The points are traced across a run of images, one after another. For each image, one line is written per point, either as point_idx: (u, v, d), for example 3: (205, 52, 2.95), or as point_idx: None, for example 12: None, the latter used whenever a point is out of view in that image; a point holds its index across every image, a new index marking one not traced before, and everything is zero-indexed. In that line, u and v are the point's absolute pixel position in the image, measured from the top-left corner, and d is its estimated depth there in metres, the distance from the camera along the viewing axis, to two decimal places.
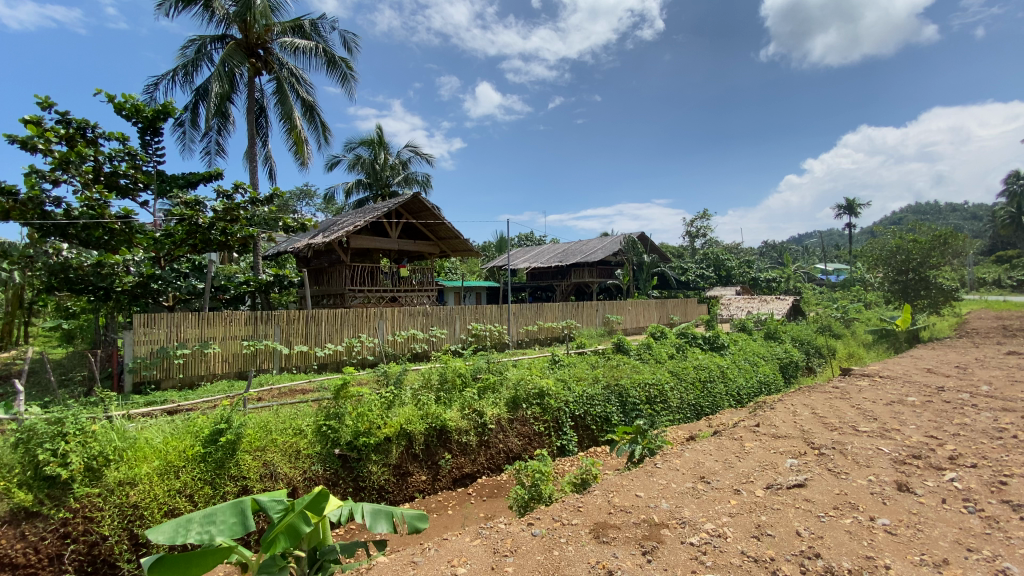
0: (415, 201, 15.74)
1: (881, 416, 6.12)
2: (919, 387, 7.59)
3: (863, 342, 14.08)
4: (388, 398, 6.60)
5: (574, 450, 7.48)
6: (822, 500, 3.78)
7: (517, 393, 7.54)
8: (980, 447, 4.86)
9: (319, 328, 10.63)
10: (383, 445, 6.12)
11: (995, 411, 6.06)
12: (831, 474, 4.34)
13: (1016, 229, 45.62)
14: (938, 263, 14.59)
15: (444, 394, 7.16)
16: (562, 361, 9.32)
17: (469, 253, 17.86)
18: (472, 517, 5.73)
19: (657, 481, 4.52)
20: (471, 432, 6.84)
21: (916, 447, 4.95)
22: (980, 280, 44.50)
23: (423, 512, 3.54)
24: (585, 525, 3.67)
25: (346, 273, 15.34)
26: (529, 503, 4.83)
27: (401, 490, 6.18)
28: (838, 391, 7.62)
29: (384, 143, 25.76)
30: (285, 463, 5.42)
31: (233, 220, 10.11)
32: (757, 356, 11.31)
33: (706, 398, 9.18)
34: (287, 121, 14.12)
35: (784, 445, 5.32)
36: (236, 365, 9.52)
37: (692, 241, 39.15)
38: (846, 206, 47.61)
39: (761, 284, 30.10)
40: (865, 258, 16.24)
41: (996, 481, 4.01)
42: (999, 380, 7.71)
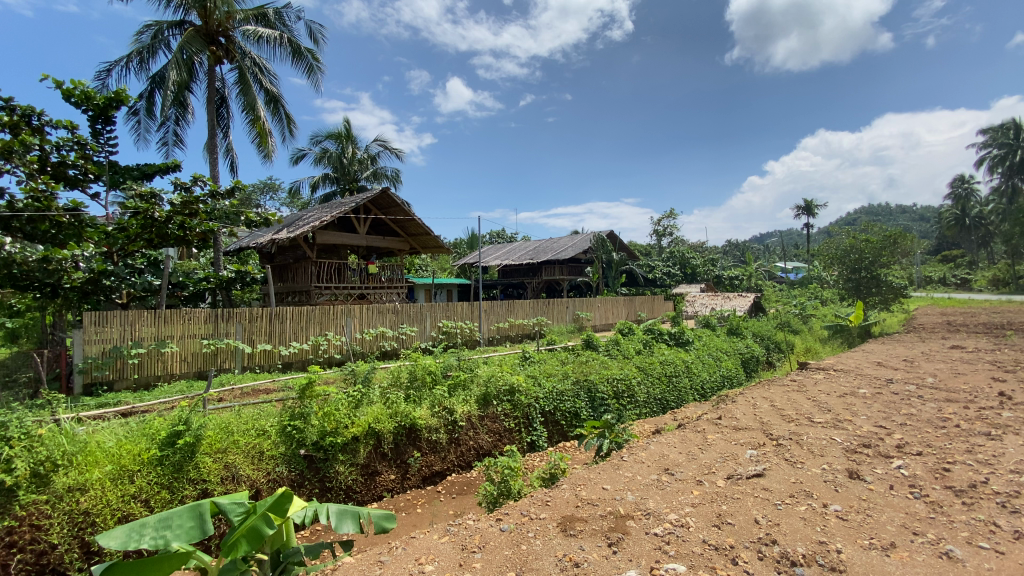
0: (384, 196, 15.52)
1: (834, 408, 6.40)
2: (869, 380, 7.98)
3: (819, 337, 14.72)
4: (356, 398, 6.49)
5: (544, 446, 7.55)
6: (780, 489, 3.93)
7: (487, 390, 7.53)
8: (925, 435, 5.15)
9: (284, 326, 10.35)
10: (350, 445, 6.02)
11: (938, 402, 6.43)
12: (787, 464, 4.52)
13: (959, 230, 48.34)
14: (888, 262, 15.36)
15: (414, 392, 7.08)
16: (532, 357, 9.36)
17: (439, 251, 17.64)
18: (441, 515, 5.69)
19: (623, 473, 4.61)
20: (441, 429, 6.81)
21: (866, 436, 5.21)
22: (926, 278, 46.91)
23: (390, 511, 3.45)
24: (553, 519, 3.71)
25: (312, 270, 15.00)
26: (498, 499, 4.85)
27: (368, 489, 6.10)
28: (796, 384, 7.93)
29: (352, 137, 25.24)
30: (247, 465, 5.28)
31: (192, 214, 9.65)
32: (720, 351, 11.64)
33: (671, 392, 9.40)
34: (250, 112, 13.65)
35: (743, 436, 5.51)
36: (195, 364, 9.17)
37: (658, 240, 39.93)
38: (805, 207, 49.52)
39: (723, 281, 31.04)
40: (821, 257, 16.93)
41: (939, 468, 4.26)
42: (943, 373, 8.19)
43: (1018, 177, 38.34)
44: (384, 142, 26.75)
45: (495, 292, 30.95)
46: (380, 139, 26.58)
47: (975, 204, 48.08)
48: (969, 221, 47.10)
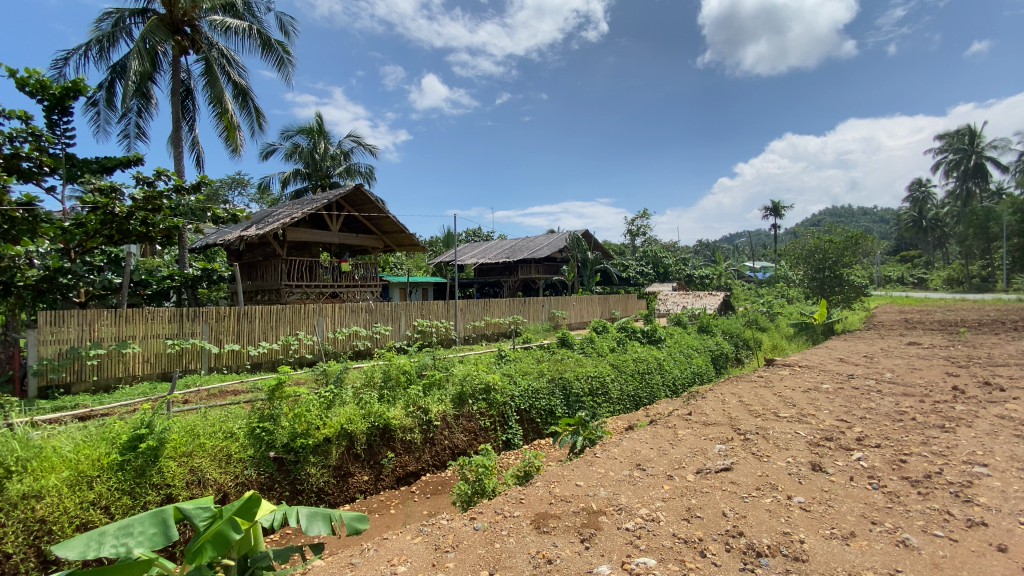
0: (357, 193, 15.27)
1: (799, 403, 6.62)
2: (832, 375, 8.29)
3: (785, 335, 15.19)
4: (328, 399, 6.37)
5: (519, 443, 7.56)
6: (747, 482, 4.04)
7: (463, 389, 7.49)
8: (883, 428, 5.37)
9: (253, 326, 10.08)
10: (322, 447, 5.92)
11: (896, 396, 6.71)
12: (754, 458, 4.65)
13: (916, 231, 50.51)
14: (850, 262, 15.96)
15: (388, 393, 6.99)
16: (508, 356, 9.37)
17: (414, 248, 17.47)
18: (415, 515, 5.64)
19: (596, 469, 4.66)
20: (415, 429, 6.75)
21: (828, 430, 5.40)
22: (886, 277, 48.90)
23: (363, 511, 3.38)
24: (526, 517, 3.72)
25: (282, 268, 14.66)
26: (472, 498, 4.84)
27: (341, 491, 6.01)
28: (763, 380, 8.18)
29: (324, 132, 24.77)
30: (214, 468, 5.13)
31: (155, 210, 9.30)
32: (691, 348, 11.89)
33: (643, 389, 9.56)
34: (217, 105, 13.22)
35: (713, 431, 5.64)
36: (159, 365, 8.85)
37: (632, 240, 40.49)
38: (772, 209, 51.03)
39: (694, 280, 31.76)
40: (788, 257, 17.46)
41: (897, 459, 4.45)
42: (900, 368, 8.57)
43: (970, 181, 40.32)
44: (358, 138, 26.33)
45: (471, 291, 30.86)
46: (353, 135, 26.15)
47: (931, 207, 50.34)
48: (925, 223, 49.26)
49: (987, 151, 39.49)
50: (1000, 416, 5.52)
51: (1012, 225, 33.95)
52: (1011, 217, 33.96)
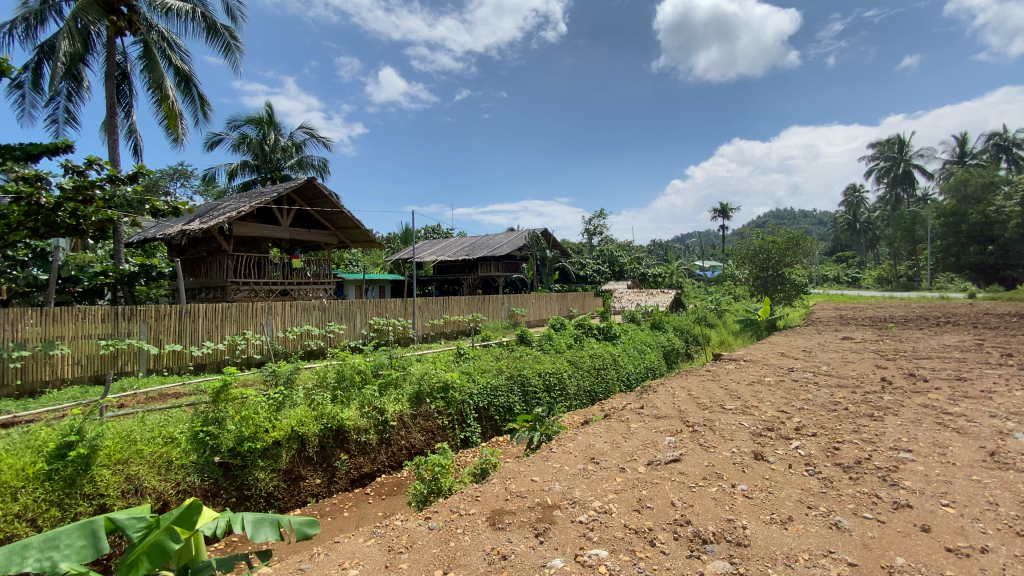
0: (310, 186, 14.76)
1: (743, 395, 6.95)
2: (774, 369, 8.75)
3: (732, 331, 15.90)
4: (277, 400, 6.14)
5: (477, 441, 7.54)
6: (694, 473, 4.21)
7: (421, 388, 7.39)
8: (819, 418, 5.73)
9: (196, 325, 9.57)
10: (271, 450, 5.71)
11: (831, 388, 7.17)
12: (701, 449, 4.84)
13: (850, 233, 53.96)
14: (791, 262, 16.87)
15: (341, 393, 6.81)
16: (467, 353, 9.31)
17: (370, 245, 17.07)
18: (369, 518, 5.53)
19: (551, 464, 4.72)
20: (371, 430, 6.61)
21: (770, 420, 5.69)
22: (824, 276, 51.97)
23: (314, 515, 3.27)
24: (482, 514, 3.73)
25: (228, 264, 14.00)
26: (428, 498, 4.80)
27: (291, 495, 5.83)
28: (710, 374, 8.54)
29: (275, 123, 23.82)
30: (152, 476, 4.85)
31: (87, 201, 8.64)
32: (644, 344, 12.23)
33: (599, 384, 9.76)
34: (157, 90, 12.43)
35: (663, 424, 5.83)
36: (91, 368, 8.25)
37: (590, 239, 41.23)
38: (720, 210, 53.33)
39: (648, 279, 32.73)
40: (734, 257, 18.25)
41: (831, 447, 4.75)
42: (835, 361, 9.15)
43: (898, 187, 43.45)
44: (311, 130, 25.47)
45: (430, 288, 30.52)
46: (306, 127, 25.29)
47: (864, 211, 53.90)
48: (859, 226, 52.68)
49: (913, 160, 42.61)
50: (922, 405, 5.98)
51: (935, 229, 36.85)
52: (934, 222, 36.90)
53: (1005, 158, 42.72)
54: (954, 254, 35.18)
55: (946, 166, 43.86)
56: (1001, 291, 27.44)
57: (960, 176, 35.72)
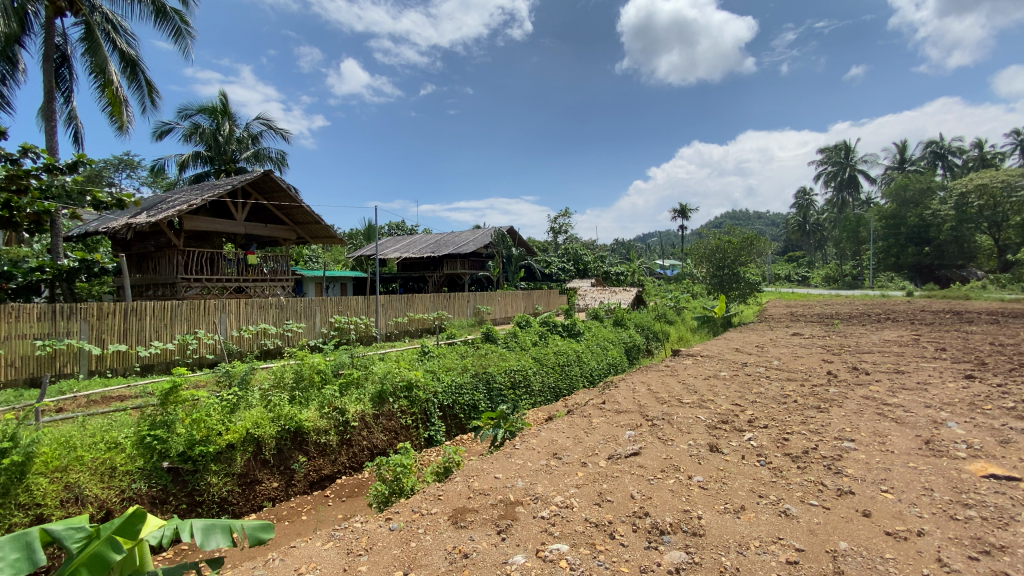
0: (267, 179, 14.24)
1: (700, 389, 7.19)
2: (729, 364, 9.07)
3: (690, 327, 16.39)
4: (231, 402, 5.93)
5: (441, 440, 7.47)
6: (652, 465, 4.33)
7: (383, 388, 7.25)
8: (770, 410, 5.98)
9: (143, 323, 9.09)
10: (225, 454, 5.49)
11: (782, 381, 7.51)
12: (660, 442, 4.97)
13: (801, 234, 56.57)
14: (745, 261, 17.54)
15: (300, 394, 6.63)
16: (431, 352, 9.21)
17: (331, 241, 16.63)
18: (328, 520, 5.40)
19: (514, 461, 4.74)
20: (331, 431, 6.44)
21: (725, 413, 5.90)
22: (776, 275, 54.30)
23: (268, 521, 3.16)
24: (444, 513, 3.70)
25: (178, 259, 13.35)
26: (389, 499, 4.72)
27: (246, 500, 5.63)
28: (669, 369, 8.78)
29: (230, 113, 22.87)
30: (95, 483, 4.58)
31: (21, 191, 8.05)
32: (607, 341, 12.45)
33: (563, 381, 9.86)
34: (100, 75, 11.69)
35: (624, 418, 5.96)
36: (25, 370, 7.71)
37: (555, 237, 41.54)
38: (680, 211, 54.88)
39: (611, 277, 33.31)
40: (693, 255, 18.79)
41: (781, 438, 4.97)
42: (785, 356, 9.59)
43: (844, 191, 45.83)
44: (268, 121, 24.60)
45: (394, 286, 30.05)
46: (263, 118, 24.41)
47: (813, 213, 56.58)
48: (808, 227, 55.28)
49: (858, 165, 45.06)
50: (864, 396, 6.35)
51: (877, 231, 39.16)
52: (877, 224, 39.19)
53: (940, 165, 45.76)
54: (895, 254, 37.52)
55: (888, 171, 46.63)
56: (936, 289, 29.49)
57: (900, 181, 38.00)
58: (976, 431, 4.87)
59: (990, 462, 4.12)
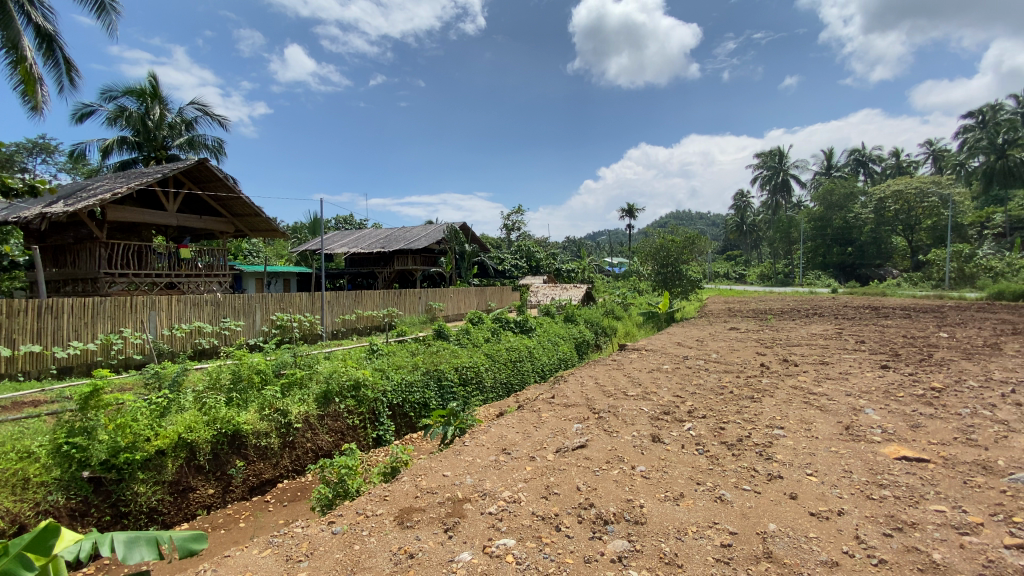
0: (202, 169, 13.42)
1: (644, 382, 7.46)
2: (671, 357, 9.46)
3: (637, 322, 16.93)
4: (161, 406, 5.58)
5: (390, 440, 7.32)
6: (598, 457, 4.45)
7: (328, 387, 7.01)
8: (708, 401, 6.29)
9: (60, 322, 8.35)
10: (153, 461, 5.14)
11: (719, 373, 7.91)
12: (606, 434, 5.12)
13: (739, 234, 59.67)
14: (688, 259, 18.30)
15: (237, 396, 6.33)
16: (380, 350, 9.02)
17: (273, 234, 15.90)
18: (268, 526, 5.17)
19: (463, 458, 4.73)
20: (272, 434, 6.17)
21: (667, 405, 6.15)
22: (716, 272, 56.95)
23: (199, 531, 3.01)
24: (390, 514, 3.64)
25: (101, 252, 12.35)
26: (333, 501, 4.59)
27: (179, 509, 5.32)
28: (616, 363, 9.04)
29: (161, 97, 21.37)
30: (5, 497, 4.18)
31: None
32: (558, 337, 12.64)
33: (515, 376, 9.93)
34: (12, 51, 10.62)
35: (572, 412, 6.08)
36: None
37: (507, 233, 41.64)
38: (627, 210, 56.42)
39: (562, 274, 33.84)
40: (638, 253, 19.29)
41: (718, 427, 5.23)
42: (723, 349, 10.10)
43: (778, 194, 48.72)
44: (205, 107, 23.19)
45: (341, 282, 29.17)
46: (199, 103, 22.99)
47: (750, 214, 59.78)
48: (745, 227, 58.33)
49: (790, 170, 47.98)
50: (793, 386, 6.80)
51: (806, 232, 41.93)
52: (807, 226, 42.01)
53: (861, 172, 49.58)
54: (822, 254, 40.36)
55: (817, 177, 49.96)
56: (856, 286, 32.02)
57: (827, 185, 40.78)
58: (889, 417, 5.33)
59: (901, 445, 4.52)
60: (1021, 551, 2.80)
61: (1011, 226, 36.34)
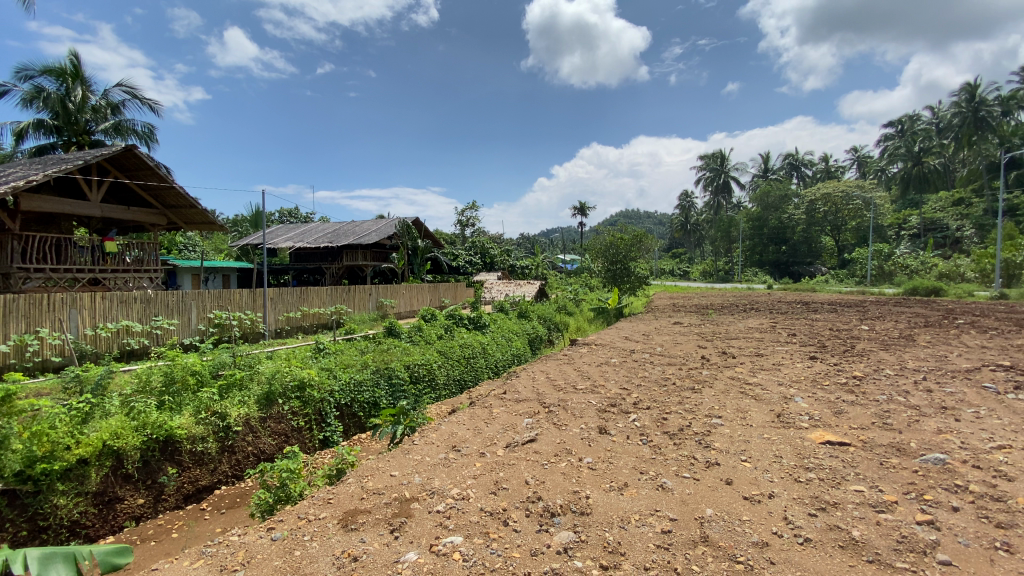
0: (130, 156, 12.48)
1: (593, 375, 7.65)
2: (620, 351, 9.74)
3: (587, 317, 17.29)
4: (83, 412, 5.18)
5: (338, 441, 7.12)
6: (547, 450, 4.53)
7: (271, 388, 6.73)
8: (654, 393, 6.53)
9: None
10: (75, 471, 4.75)
11: (664, 365, 8.22)
12: (555, 427, 5.21)
13: (684, 233, 62.09)
14: (636, 256, 18.84)
15: (170, 399, 5.97)
16: (327, 348, 8.74)
17: (210, 227, 15.02)
18: (204, 536, 4.92)
19: (412, 457, 4.68)
20: (209, 438, 5.85)
21: (614, 397, 6.34)
22: (662, 269, 58.94)
23: (113, 547, 2.89)
24: (333, 517, 3.55)
25: (13, 245, 11.27)
26: (274, 507, 4.43)
27: (104, 521, 4.97)
28: (567, 358, 9.21)
29: (83, 77, 19.71)
30: None
31: None
32: (511, 333, 12.70)
33: (467, 372, 9.91)
34: None
35: (523, 407, 6.15)
36: None
37: (462, 229, 41.36)
38: (579, 209, 57.44)
39: (516, 270, 34.02)
40: (589, 250, 19.59)
41: (661, 418, 5.45)
42: (669, 343, 10.49)
43: (719, 195, 51.06)
44: (134, 90, 21.59)
45: (287, 278, 28.05)
46: (127, 86, 21.38)
47: (695, 213, 62.30)
48: (689, 226, 60.79)
49: (731, 172, 50.38)
50: (731, 377, 7.18)
51: (745, 232, 44.21)
52: (745, 225, 44.28)
53: (794, 175, 52.81)
54: (759, 252, 42.71)
55: (755, 179, 52.72)
56: (790, 283, 34.17)
57: (764, 187, 43.08)
58: (817, 404, 5.73)
59: (826, 431, 4.87)
60: (929, 526, 3.09)
61: (924, 228, 39.82)
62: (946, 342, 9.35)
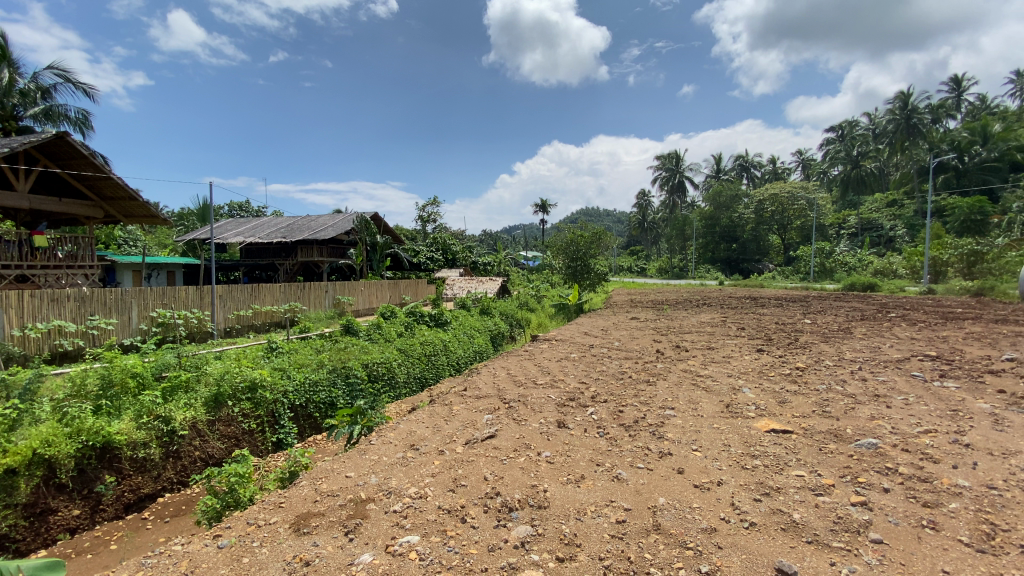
0: (62, 144, 11.64)
1: (553, 370, 7.75)
2: (579, 346, 9.91)
3: (548, 313, 17.48)
4: (9, 420, 4.81)
5: (292, 443, 6.91)
6: (506, 446, 4.56)
7: (220, 389, 6.46)
8: (611, 386, 6.68)
9: None
10: (1, 482, 4.42)
11: (621, 359, 8.42)
12: (515, 423, 5.26)
13: (641, 231, 63.68)
14: (595, 254, 19.16)
15: (108, 403, 5.61)
16: (281, 348, 8.45)
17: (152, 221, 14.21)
18: (145, 546, 4.68)
19: (369, 457, 4.61)
20: (152, 444, 5.57)
21: (573, 391, 6.44)
22: (620, 266, 60.24)
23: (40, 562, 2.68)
24: (285, 522, 3.46)
25: None
26: (222, 514, 4.27)
27: (36, 534, 4.66)
28: (527, 353, 9.29)
29: (8, 57, 18.22)
30: None
31: None
32: (473, 329, 12.69)
33: (428, 370, 9.84)
34: None
35: (483, 403, 6.17)
36: None
37: (423, 225, 40.89)
38: (540, 206, 57.90)
39: (478, 266, 33.92)
40: (551, 247, 19.78)
41: (617, 410, 5.59)
42: (626, 338, 10.77)
43: (675, 195, 52.64)
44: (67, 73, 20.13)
45: (238, 274, 26.91)
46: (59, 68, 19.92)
47: (652, 212, 63.98)
48: (646, 225, 62.38)
49: (686, 172, 52.03)
50: (684, 370, 7.44)
51: (699, 230, 45.78)
52: (699, 224, 45.86)
53: (745, 176, 55.07)
54: (711, 249, 44.34)
55: (708, 179, 54.67)
56: (739, 279, 35.60)
57: (717, 188, 44.75)
58: (762, 394, 6.03)
59: (771, 420, 5.13)
60: (862, 507, 3.32)
61: (861, 228, 42.41)
62: (880, 334, 10.02)
